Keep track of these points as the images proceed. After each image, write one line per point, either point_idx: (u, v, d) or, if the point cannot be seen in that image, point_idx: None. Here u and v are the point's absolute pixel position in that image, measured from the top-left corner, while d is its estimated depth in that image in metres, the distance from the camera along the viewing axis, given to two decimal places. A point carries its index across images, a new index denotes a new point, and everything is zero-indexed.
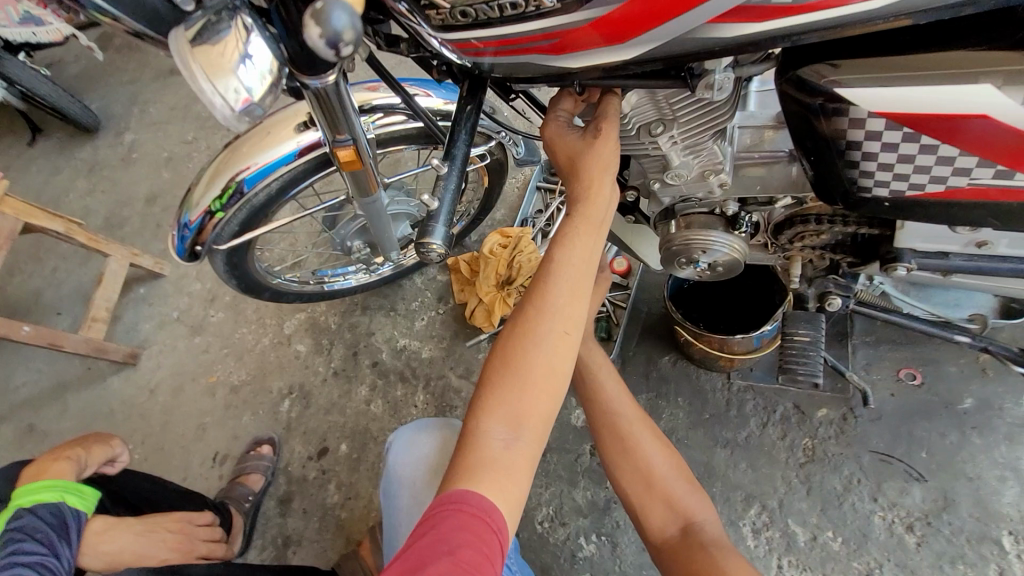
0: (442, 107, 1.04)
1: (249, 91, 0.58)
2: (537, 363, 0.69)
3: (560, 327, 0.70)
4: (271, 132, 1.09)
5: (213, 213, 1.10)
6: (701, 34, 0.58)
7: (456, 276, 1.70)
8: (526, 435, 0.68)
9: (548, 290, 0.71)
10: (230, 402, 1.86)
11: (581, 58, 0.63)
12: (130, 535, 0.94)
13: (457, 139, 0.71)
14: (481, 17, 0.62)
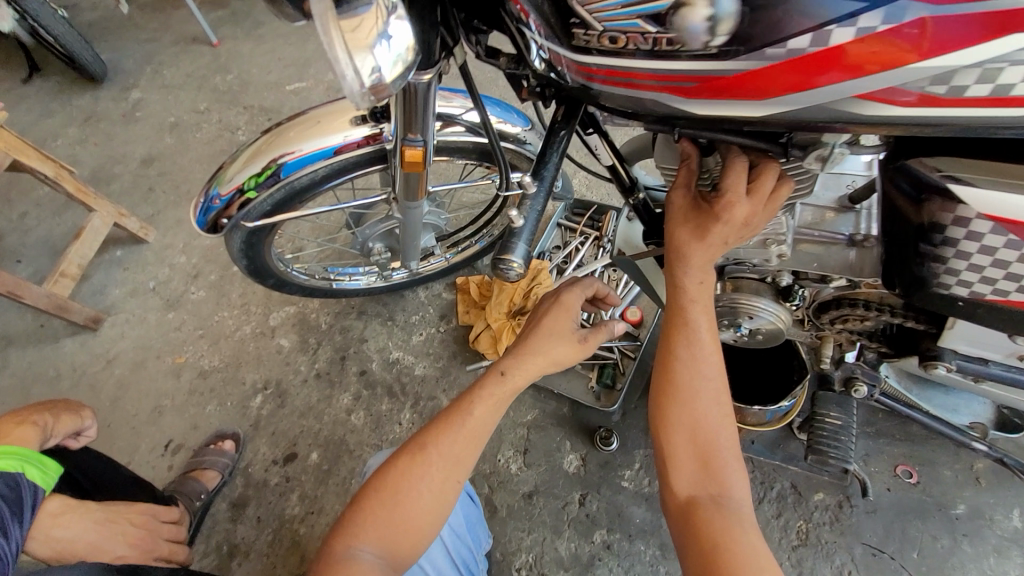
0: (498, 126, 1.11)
1: (382, 72, 0.57)
2: (410, 499, 0.86)
3: (442, 470, 0.87)
4: (323, 121, 1.06)
5: (244, 192, 1.05)
6: (843, 107, 0.58)
7: (463, 297, 1.67)
8: (387, 558, 0.83)
9: (462, 434, 0.89)
10: (195, 388, 1.73)
11: (708, 106, 0.63)
12: (92, 525, 0.87)
13: (548, 161, 0.70)
14: (621, 46, 0.60)
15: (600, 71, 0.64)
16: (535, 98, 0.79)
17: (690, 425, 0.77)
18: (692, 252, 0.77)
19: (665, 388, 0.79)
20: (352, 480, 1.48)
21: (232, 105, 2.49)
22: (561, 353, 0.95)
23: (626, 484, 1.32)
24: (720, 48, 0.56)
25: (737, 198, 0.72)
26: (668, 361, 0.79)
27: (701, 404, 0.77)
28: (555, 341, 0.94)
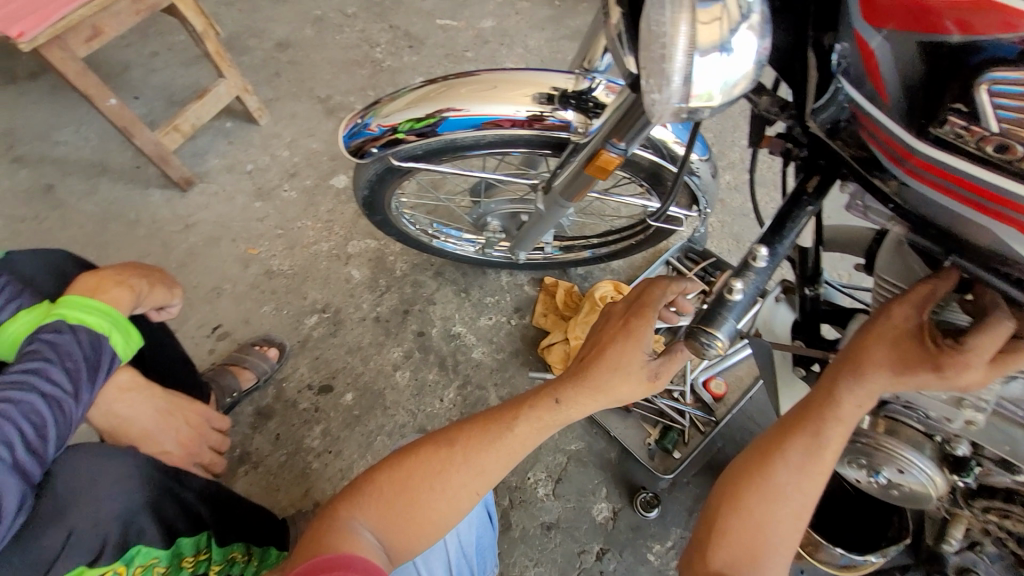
0: (672, 145, 0.93)
1: (705, 88, 0.45)
2: (425, 505, 0.67)
3: (465, 475, 0.68)
4: (500, 88, 0.97)
5: (397, 132, 0.99)
6: None
7: (545, 297, 1.59)
8: (388, 539, 0.66)
9: (494, 448, 0.68)
10: (257, 284, 1.72)
11: None
12: (154, 411, 0.89)
13: (784, 232, 0.59)
14: (1002, 158, 0.46)
15: (940, 171, 0.50)
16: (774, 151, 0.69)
17: (757, 521, 0.69)
18: (875, 375, 0.65)
19: (754, 473, 0.70)
20: (377, 437, 1.44)
21: (379, 19, 2.40)
22: (630, 377, 0.67)
23: (651, 557, 1.23)
24: None
25: (974, 364, 0.60)
26: (770, 451, 0.70)
27: (779, 510, 0.69)
28: (619, 375, 0.67)
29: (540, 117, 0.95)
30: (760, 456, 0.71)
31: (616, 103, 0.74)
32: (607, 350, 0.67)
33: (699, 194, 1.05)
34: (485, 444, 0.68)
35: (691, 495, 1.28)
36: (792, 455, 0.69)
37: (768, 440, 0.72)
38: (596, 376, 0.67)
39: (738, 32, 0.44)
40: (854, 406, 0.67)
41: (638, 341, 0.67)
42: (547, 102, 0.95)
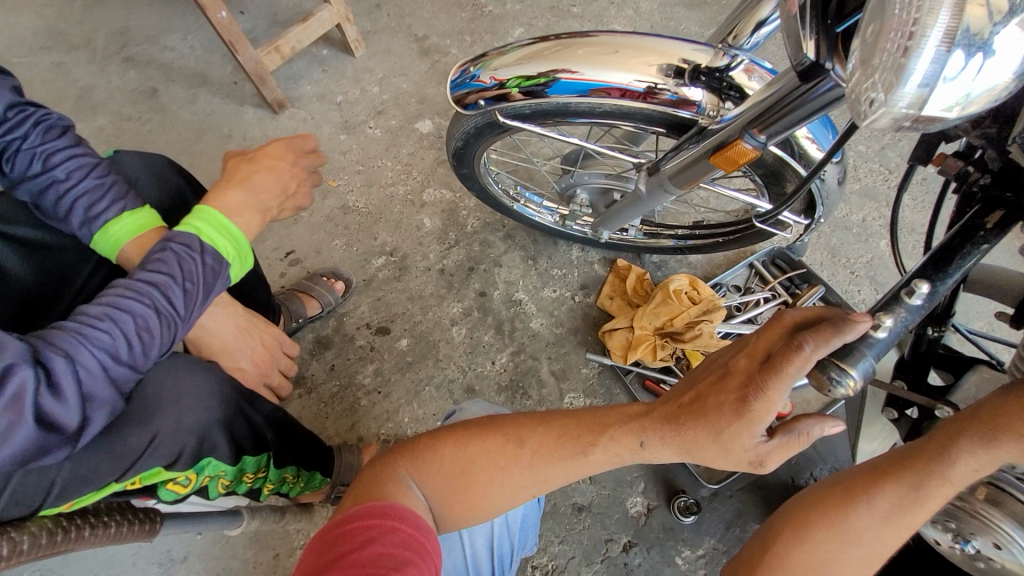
0: (803, 142, 0.84)
1: (940, 86, 0.40)
2: (479, 491, 0.60)
3: (522, 478, 0.59)
4: (621, 54, 0.89)
5: (505, 87, 0.93)
6: None
7: (615, 280, 1.54)
8: (440, 510, 0.61)
9: (561, 462, 0.58)
10: (332, 216, 1.74)
11: None
12: (232, 328, 0.93)
13: (951, 269, 0.52)
14: None
15: None
16: (947, 175, 0.60)
17: (811, 565, 0.58)
18: (1006, 441, 0.51)
19: (822, 513, 0.58)
20: (426, 387, 1.46)
21: None
22: (732, 447, 0.51)
23: (679, 561, 1.21)
24: None
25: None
26: (849, 494, 0.58)
27: (851, 554, 0.57)
28: (721, 448, 0.52)
29: (663, 92, 0.87)
30: (834, 495, 0.59)
31: (769, 91, 0.67)
32: (714, 413, 0.51)
33: (818, 200, 0.96)
34: (555, 450, 0.59)
35: (731, 509, 1.24)
36: (870, 504, 0.56)
37: (846, 480, 0.59)
38: (692, 431, 0.53)
39: (1002, 30, 0.39)
40: (968, 471, 0.53)
41: (753, 422, 0.49)
42: (673, 76, 0.86)
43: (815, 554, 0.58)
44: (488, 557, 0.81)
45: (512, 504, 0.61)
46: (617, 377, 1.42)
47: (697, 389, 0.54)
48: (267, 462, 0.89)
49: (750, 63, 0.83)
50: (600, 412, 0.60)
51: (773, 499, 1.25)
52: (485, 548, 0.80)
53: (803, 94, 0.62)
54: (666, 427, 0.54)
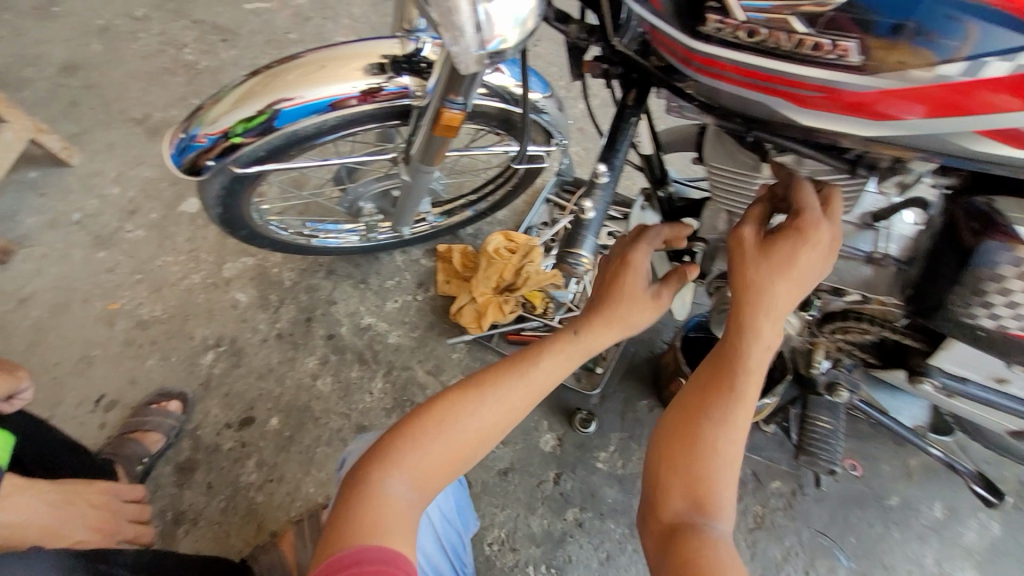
0: (514, 90, 0.97)
1: (498, 31, 0.61)
2: (463, 435, 0.70)
3: (495, 415, 0.71)
4: (327, 66, 0.92)
5: (230, 136, 0.90)
6: (959, 142, 0.53)
7: (444, 266, 1.60)
8: (423, 496, 0.68)
9: (516, 386, 0.72)
10: (132, 339, 1.55)
11: (818, 119, 0.57)
12: (43, 507, 0.95)
13: (619, 147, 0.65)
14: (758, 41, 0.53)
15: (713, 62, 0.57)
16: (596, 76, 0.73)
17: (698, 457, 0.63)
18: (759, 279, 0.64)
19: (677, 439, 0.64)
20: (316, 449, 1.40)
21: (178, 18, 2.17)
22: (638, 306, 0.76)
23: (600, 465, 1.34)
24: (867, 62, 0.50)
25: (807, 231, 0.64)
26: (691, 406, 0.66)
27: (723, 430, 0.63)
28: (629, 303, 0.76)
29: (381, 87, 0.93)
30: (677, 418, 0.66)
31: (443, 57, 0.74)
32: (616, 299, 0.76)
33: (552, 131, 1.12)
34: (509, 384, 0.73)
35: (619, 400, 1.41)
36: (709, 405, 0.64)
37: (685, 406, 0.66)
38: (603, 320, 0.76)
39: None
40: (773, 311, 0.63)
41: (639, 268, 0.78)
42: (380, 72, 0.92)
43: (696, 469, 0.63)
44: (444, 554, 0.93)
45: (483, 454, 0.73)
46: (485, 345, 1.51)
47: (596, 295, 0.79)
48: None
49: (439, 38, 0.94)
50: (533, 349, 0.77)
51: (645, 374, 1.43)
52: (437, 548, 0.92)
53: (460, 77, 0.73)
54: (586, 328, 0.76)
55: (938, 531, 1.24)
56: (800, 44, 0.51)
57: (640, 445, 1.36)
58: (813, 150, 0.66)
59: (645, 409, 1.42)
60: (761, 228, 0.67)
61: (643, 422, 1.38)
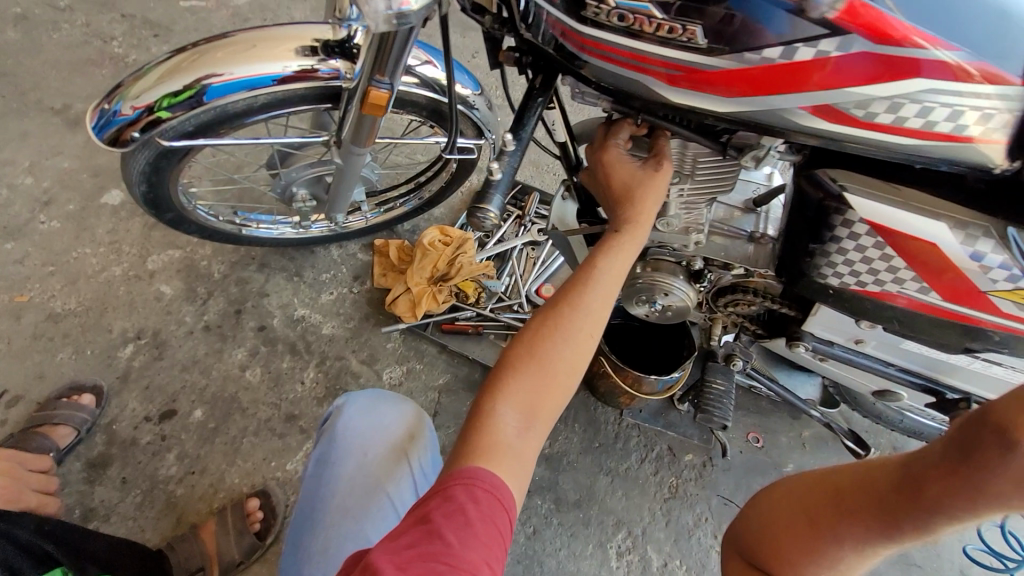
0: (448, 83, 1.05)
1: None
2: (558, 358, 0.77)
3: (586, 329, 0.79)
4: (258, 46, 0.97)
5: (155, 111, 0.92)
6: (792, 118, 0.63)
7: (381, 259, 1.63)
8: (535, 424, 0.75)
9: (576, 297, 0.80)
10: (41, 332, 1.47)
11: (683, 96, 0.66)
12: None
13: (525, 123, 0.73)
14: (628, 23, 0.62)
15: (597, 45, 0.66)
16: (510, 63, 0.81)
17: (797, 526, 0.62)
18: (1009, 493, 0.47)
19: (802, 529, 0.61)
20: (243, 440, 1.37)
21: (105, 10, 2.09)
22: (649, 187, 0.80)
23: None
24: (710, 44, 0.61)
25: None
26: (828, 485, 0.62)
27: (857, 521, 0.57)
28: (645, 187, 0.80)
29: (311, 68, 0.98)
30: (798, 496, 0.64)
31: (366, 40, 0.79)
32: (637, 196, 0.79)
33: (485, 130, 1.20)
34: (577, 303, 0.80)
35: None
36: (842, 527, 0.58)
37: (871, 507, 0.56)
38: (636, 214, 0.80)
39: None
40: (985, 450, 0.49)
41: (623, 163, 0.81)
42: (311, 54, 0.97)
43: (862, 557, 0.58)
44: None
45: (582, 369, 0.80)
46: (419, 335, 1.54)
47: (613, 204, 0.82)
48: None
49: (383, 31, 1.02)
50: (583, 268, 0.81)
51: None
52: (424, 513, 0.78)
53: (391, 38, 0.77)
54: (626, 233, 0.81)
55: None
56: (658, 28, 0.61)
57: (567, 426, 1.43)
58: (692, 133, 0.77)
59: (572, 392, 1.49)
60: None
61: (569, 404, 1.46)
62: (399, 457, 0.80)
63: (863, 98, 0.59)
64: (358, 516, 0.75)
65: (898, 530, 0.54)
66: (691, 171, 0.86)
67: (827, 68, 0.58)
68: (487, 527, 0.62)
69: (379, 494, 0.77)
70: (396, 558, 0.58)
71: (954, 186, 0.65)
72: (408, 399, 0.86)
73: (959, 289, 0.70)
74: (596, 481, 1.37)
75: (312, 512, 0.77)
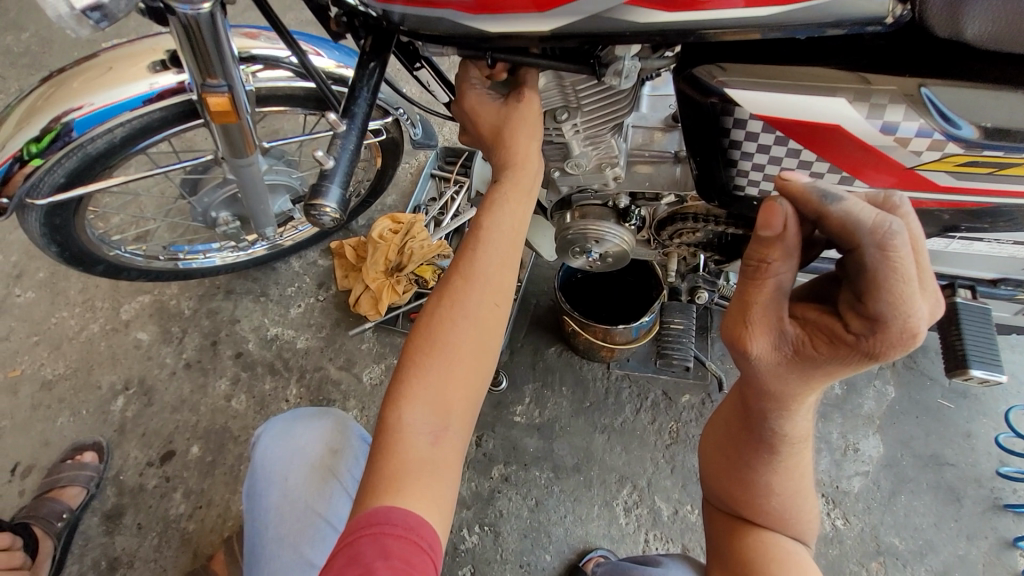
0: (334, 70, 0.95)
1: None
2: (462, 342, 0.62)
3: (490, 299, 0.65)
4: (114, 69, 0.91)
5: (25, 160, 0.89)
6: (619, 15, 0.57)
7: (340, 261, 1.59)
8: (453, 424, 0.60)
9: (469, 268, 0.65)
10: (39, 401, 1.51)
11: (500, 22, 0.60)
12: None
13: (359, 96, 0.66)
14: None
15: None
16: (345, 31, 0.72)
17: (731, 467, 0.71)
18: (782, 386, 0.60)
19: (727, 472, 0.71)
20: (241, 467, 1.41)
21: (33, 70, 2.02)
22: (523, 127, 0.70)
23: (518, 419, 1.35)
24: None
25: (896, 320, 0.50)
26: (726, 424, 0.73)
27: (755, 448, 0.67)
28: (517, 125, 0.70)
29: (173, 83, 0.92)
30: (709, 446, 0.76)
31: (178, 43, 0.71)
32: (506, 136, 0.69)
33: (390, 111, 1.12)
34: (469, 272, 0.65)
35: (528, 353, 1.42)
36: (750, 454, 0.68)
37: (748, 441, 0.68)
38: (515, 155, 0.69)
39: None
40: (773, 364, 0.58)
41: (486, 108, 0.71)
42: (164, 68, 0.92)
43: (788, 472, 0.68)
44: None
45: (496, 348, 0.65)
46: (391, 329, 1.52)
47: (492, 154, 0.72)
48: None
49: (247, 28, 0.95)
50: (469, 232, 0.68)
51: (549, 322, 1.45)
52: None
53: (191, 20, 0.66)
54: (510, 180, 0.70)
55: (839, 406, 1.29)
56: None
57: (554, 391, 1.38)
58: (555, 61, 0.67)
59: (555, 354, 1.43)
60: (785, 338, 0.57)
61: (553, 368, 1.40)
62: (325, 475, 0.79)
63: None
64: (297, 542, 0.74)
65: (777, 449, 0.66)
66: (579, 102, 0.76)
67: None
68: None
69: (315, 517, 0.76)
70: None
71: (841, 54, 0.59)
72: (324, 410, 0.85)
73: (873, 164, 0.66)
74: (593, 441, 1.32)
75: (253, 549, 0.76)
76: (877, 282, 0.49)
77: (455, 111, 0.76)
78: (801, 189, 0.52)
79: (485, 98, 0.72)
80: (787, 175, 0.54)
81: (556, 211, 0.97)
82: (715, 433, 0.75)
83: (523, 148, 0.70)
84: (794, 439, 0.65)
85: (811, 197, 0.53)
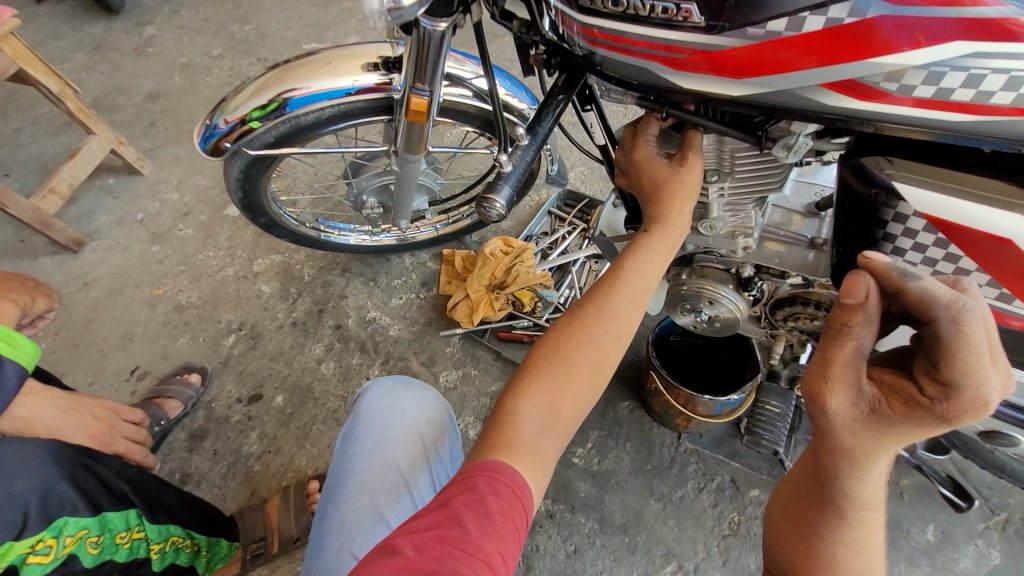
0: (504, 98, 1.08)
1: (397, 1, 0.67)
2: (584, 361, 0.67)
3: (613, 333, 0.70)
4: (333, 63, 1.10)
5: (246, 122, 1.09)
6: (809, 94, 0.62)
7: (447, 267, 1.72)
8: (559, 423, 0.64)
9: (598, 292, 0.72)
10: (169, 320, 1.73)
11: (694, 79, 0.67)
12: None
13: (542, 121, 0.77)
14: (630, 11, 0.64)
15: (604, 34, 0.68)
16: (540, 66, 0.83)
17: (795, 534, 0.68)
18: (856, 443, 0.60)
19: (788, 532, 0.69)
20: (313, 427, 1.52)
21: (247, 55, 2.41)
22: (681, 181, 0.75)
23: (577, 461, 1.35)
24: (707, 23, 0.61)
25: (968, 389, 0.53)
26: (792, 487, 0.71)
27: (825, 512, 0.65)
28: (679, 177, 0.75)
29: (375, 82, 1.09)
30: (777, 509, 0.72)
31: (405, 51, 0.86)
32: (666, 186, 0.75)
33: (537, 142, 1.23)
34: (603, 304, 0.71)
35: (602, 399, 1.42)
36: (816, 520, 0.66)
37: (813, 502, 0.66)
38: (668, 210, 0.75)
39: None
40: (850, 421, 0.60)
41: (652, 153, 0.79)
42: (374, 70, 1.09)
43: (855, 547, 0.64)
44: None
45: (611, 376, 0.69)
46: (477, 341, 1.60)
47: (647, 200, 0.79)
48: (139, 519, 0.90)
49: None
50: (609, 271, 0.75)
51: (629, 376, 1.46)
52: None
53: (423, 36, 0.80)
54: (657, 233, 0.76)
55: (928, 554, 1.16)
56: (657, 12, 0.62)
57: (618, 443, 1.37)
58: (726, 127, 0.73)
59: (626, 409, 1.42)
60: (863, 396, 0.60)
61: (622, 422, 1.39)
62: (417, 442, 0.85)
63: (890, 68, 0.57)
64: (376, 493, 0.80)
65: (845, 513, 0.64)
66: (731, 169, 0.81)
67: (841, 37, 0.56)
68: (506, 521, 0.53)
69: (397, 477, 0.82)
70: (411, 538, 0.51)
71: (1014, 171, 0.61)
72: (428, 387, 0.92)
73: None
74: (646, 505, 1.29)
75: (336, 487, 0.82)
76: (949, 353, 0.53)
77: (620, 155, 0.84)
78: (882, 267, 0.57)
79: (652, 147, 0.79)
80: (869, 254, 0.59)
81: (675, 265, 1.01)
82: (779, 496, 0.73)
83: (676, 208, 0.75)
84: (866, 504, 0.63)
85: (892, 273, 0.57)
